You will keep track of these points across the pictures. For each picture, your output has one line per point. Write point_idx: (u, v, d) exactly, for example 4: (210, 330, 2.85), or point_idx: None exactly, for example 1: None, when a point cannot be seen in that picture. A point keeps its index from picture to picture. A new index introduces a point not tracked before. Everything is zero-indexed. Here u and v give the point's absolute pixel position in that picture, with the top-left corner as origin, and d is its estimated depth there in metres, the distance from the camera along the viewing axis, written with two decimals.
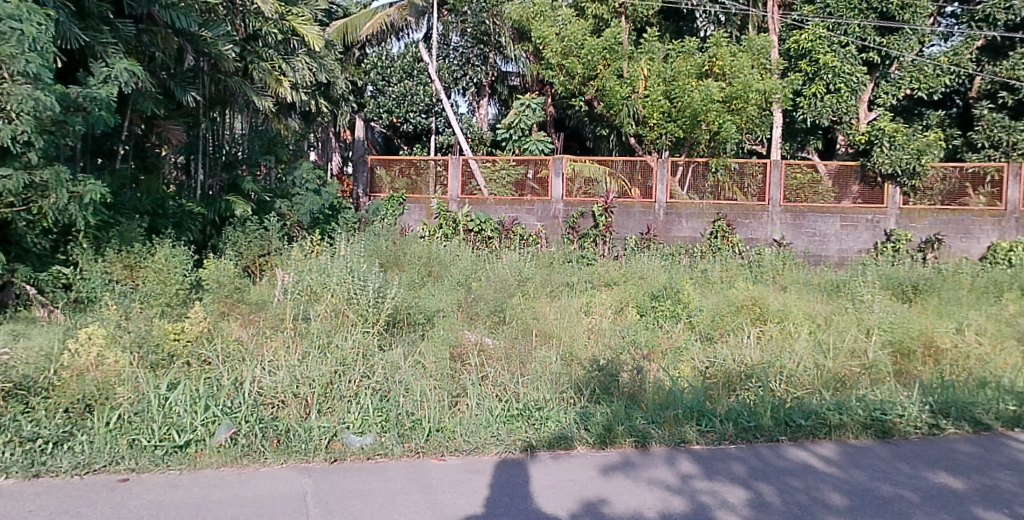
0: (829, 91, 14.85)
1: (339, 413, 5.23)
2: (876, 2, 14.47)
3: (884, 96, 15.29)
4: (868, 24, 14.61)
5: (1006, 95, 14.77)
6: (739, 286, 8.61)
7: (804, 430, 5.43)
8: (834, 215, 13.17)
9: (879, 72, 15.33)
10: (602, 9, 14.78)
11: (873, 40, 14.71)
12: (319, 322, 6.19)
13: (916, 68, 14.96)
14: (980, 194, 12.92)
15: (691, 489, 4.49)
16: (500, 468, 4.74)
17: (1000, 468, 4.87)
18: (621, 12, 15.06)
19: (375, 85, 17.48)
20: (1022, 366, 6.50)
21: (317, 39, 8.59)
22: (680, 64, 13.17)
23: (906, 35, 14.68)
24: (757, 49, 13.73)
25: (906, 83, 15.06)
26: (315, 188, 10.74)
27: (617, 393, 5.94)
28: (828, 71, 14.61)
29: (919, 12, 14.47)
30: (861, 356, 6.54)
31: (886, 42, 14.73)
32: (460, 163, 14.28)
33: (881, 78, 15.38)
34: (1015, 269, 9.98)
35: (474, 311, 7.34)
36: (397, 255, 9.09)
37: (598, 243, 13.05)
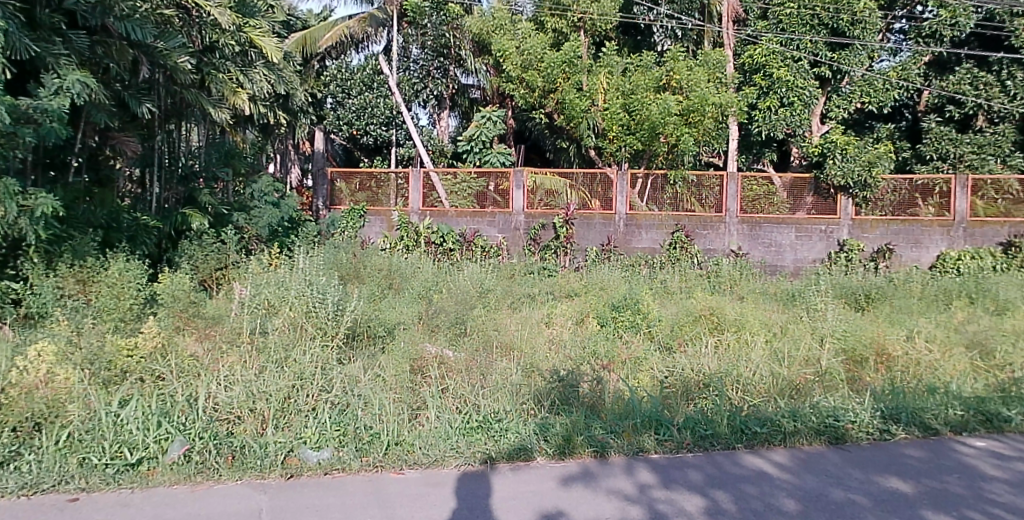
0: (783, 104, 15.10)
1: (296, 428, 5.18)
2: (826, 18, 14.77)
3: (836, 110, 15.68)
4: (819, 40, 14.90)
5: (953, 109, 15.32)
6: (699, 296, 8.72)
7: (760, 438, 5.53)
8: (789, 226, 13.43)
9: (831, 86, 15.75)
10: (561, 22, 14.97)
11: (825, 56, 15.04)
12: (277, 335, 6.10)
13: (866, 83, 15.33)
14: (929, 205, 13.28)
15: (649, 498, 4.53)
16: (460, 481, 4.74)
17: (948, 472, 5.00)
18: (580, 27, 15.14)
19: (335, 97, 17.33)
20: (970, 373, 6.66)
21: (275, 51, 8.60)
22: (638, 78, 13.29)
23: (856, 51, 15.02)
24: (714, 63, 13.98)
25: (856, 97, 15.44)
26: (274, 201, 10.83)
27: (577, 403, 5.98)
28: (782, 85, 14.85)
29: (869, 28, 14.80)
30: (815, 363, 6.68)
31: (837, 57, 15.04)
32: (421, 176, 14.23)
33: (833, 92, 15.78)
34: (968, 277, 10.24)
35: (435, 324, 7.35)
36: (357, 268, 9.04)
37: (559, 255, 13.15)
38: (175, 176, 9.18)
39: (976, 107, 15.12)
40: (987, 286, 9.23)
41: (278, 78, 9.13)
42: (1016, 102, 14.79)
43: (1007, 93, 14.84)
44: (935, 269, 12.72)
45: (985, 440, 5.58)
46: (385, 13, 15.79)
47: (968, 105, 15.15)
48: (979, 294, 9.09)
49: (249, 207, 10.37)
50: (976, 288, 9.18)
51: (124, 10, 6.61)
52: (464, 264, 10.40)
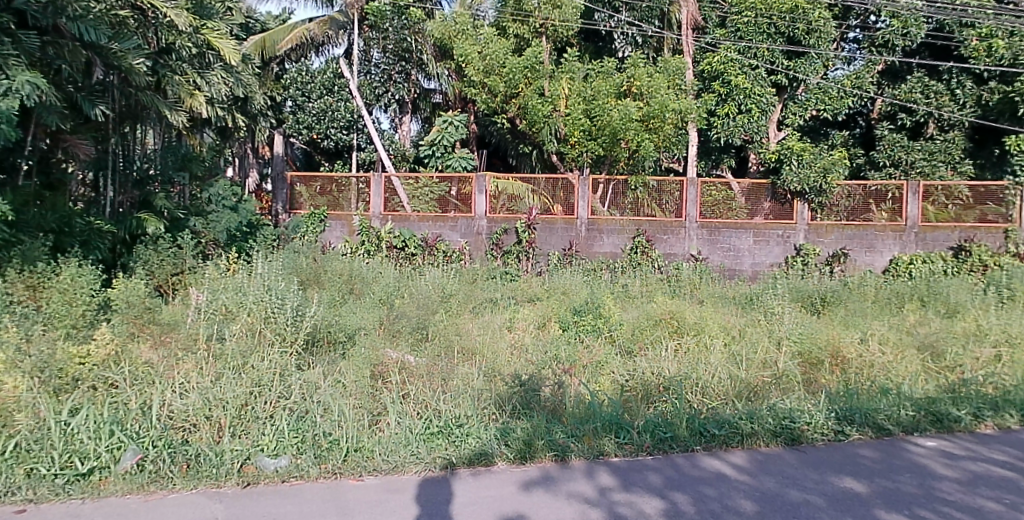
0: (741, 111, 15.27)
1: (253, 436, 5.10)
2: (783, 27, 15.09)
3: (793, 117, 15.99)
4: (776, 48, 15.19)
5: (905, 116, 15.68)
6: (659, 300, 8.80)
7: (718, 440, 5.60)
8: (747, 230, 13.67)
9: (787, 94, 16.05)
10: (523, 28, 14.97)
11: (782, 64, 15.37)
12: (234, 342, 6.02)
13: (822, 90, 15.75)
14: (882, 210, 13.58)
15: (609, 501, 4.55)
16: (421, 487, 4.71)
17: (900, 471, 5.11)
18: (542, 32, 15.16)
19: (295, 100, 17.05)
20: (921, 374, 6.83)
21: (234, 54, 8.35)
22: (600, 84, 13.48)
23: (811, 59, 15.41)
24: (673, 70, 14.14)
25: (812, 105, 15.80)
26: (231, 206, 10.71)
27: (538, 407, 6.00)
28: (740, 92, 15.05)
29: (822, 36, 15.21)
30: (772, 366, 6.78)
31: (793, 66, 15.38)
32: (383, 181, 14.13)
33: (789, 99, 16.11)
34: (918, 281, 10.50)
35: (396, 328, 7.33)
36: (318, 273, 8.96)
37: (521, 259, 13.28)
38: (130, 180, 9.00)
39: (927, 115, 15.51)
40: (938, 290, 9.47)
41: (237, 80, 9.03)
42: (964, 110, 15.23)
43: (956, 101, 15.28)
44: (889, 273, 13.06)
45: (936, 440, 5.72)
46: (346, 17, 16.05)
47: (920, 113, 15.53)
48: (930, 297, 9.34)
49: (207, 212, 10.23)
50: (927, 291, 9.43)
51: (77, 11, 6.48)
52: (426, 268, 10.37)
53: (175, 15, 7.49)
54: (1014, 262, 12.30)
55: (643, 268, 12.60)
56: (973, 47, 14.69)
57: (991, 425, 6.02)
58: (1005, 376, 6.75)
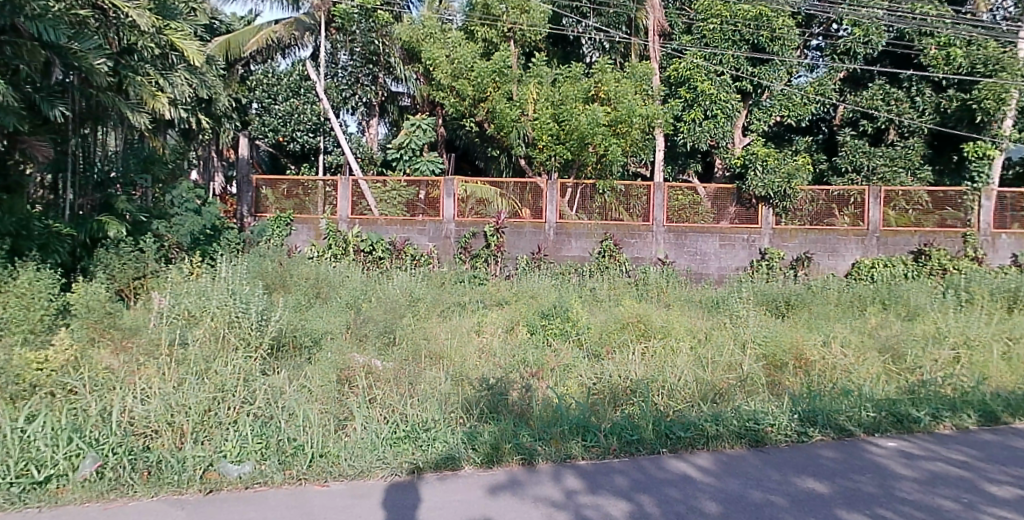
0: (707, 117, 15.52)
1: (216, 442, 5.03)
2: (747, 34, 15.31)
3: (757, 123, 16.11)
4: (741, 55, 15.40)
5: (866, 123, 16.09)
6: (627, 303, 8.86)
7: (683, 442, 5.65)
8: (713, 235, 13.82)
9: (752, 100, 16.23)
10: (491, 32, 14.97)
11: (746, 70, 15.59)
12: (198, 347, 5.94)
13: (786, 97, 15.86)
14: (845, 214, 13.81)
15: (575, 504, 4.57)
16: (388, 492, 4.69)
17: (861, 471, 5.20)
18: (510, 37, 15.20)
19: (260, 103, 17.03)
20: (882, 376, 6.94)
21: (197, 54, 8.18)
22: (568, 89, 13.55)
23: (775, 66, 15.62)
24: (640, 76, 14.28)
25: (776, 111, 15.94)
26: (194, 208, 10.72)
27: (505, 412, 6.00)
28: (706, 98, 15.31)
29: (786, 44, 15.48)
30: (737, 368, 6.89)
31: (757, 72, 15.63)
32: (350, 184, 13.99)
33: (754, 105, 16.24)
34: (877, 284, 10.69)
35: (363, 333, 7.31)
36: (284, 277, 8.89)
37: (490, 263, 13.12)
38: (91, 183, 8.84)
39: (888, 121, 15.94)
40: (898, 293, 9.68)
41: (201, 81, 8.94)
42: (924, 117, 15.61)
43: (915, 108, 15.67)
44: (852, 276, 13.28)
45: (896, 440, 5.83)
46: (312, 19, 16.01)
47: (880, 120, 15.97)
48: (891, 300, 9.54)
49: (169, 215, 10.15)
50: (888, 295, 9.61)
51: (36, 10, 6.36)
52: (394, 272, 10.34)
53: (137, 16, 7.40)
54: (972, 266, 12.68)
55: (610, 271, 12.54)
56: (932, 55, 15.12)
57: (949, 425, 6.13)
58: (963, 378, 6.90)
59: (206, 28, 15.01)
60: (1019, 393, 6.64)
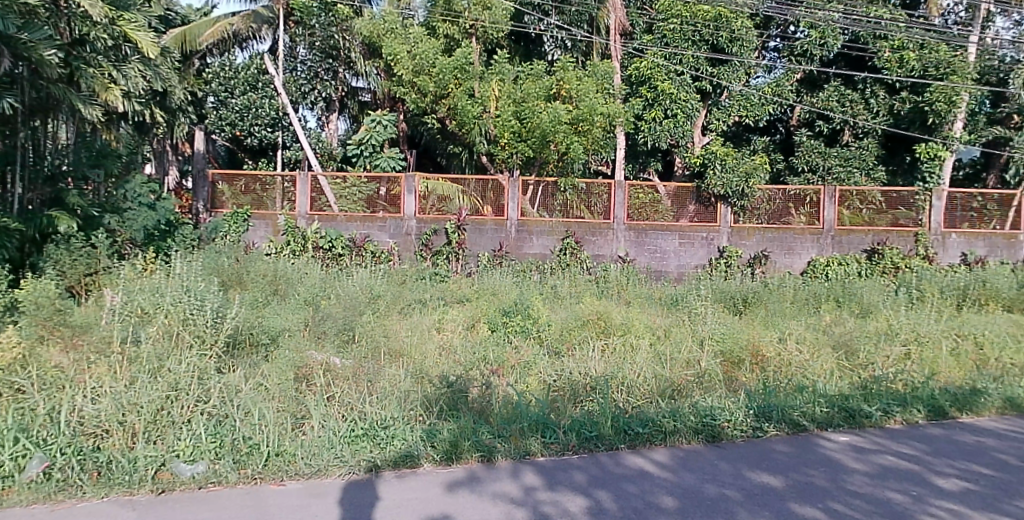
0: (667, 116, 15.67)
1: (169, 441, 4.94)
2: (707, 35, 15.45)
3: (716, 123, 16.37)
4: (700, 55, 15.58)
5: (822, 124, 16.36)
6: (587, 301, 8.92)
7: (641, 438, 5.70)
8: (673, 233, 13.97)
9: (711, 100, 16.41)
10: (453, 28, 14.93)
11: (705, 70, 15.73)
12: (151, 344, 5.82)
13: (744, 98, 16.19)
14: (801, 213, 14.10)
15: (534, 500, 4.58)
16: (345, 491, 4.64)
17: (813, 465, 5.31)
18: (472, 33, 15.20)
19: (216, 96, 16.77)
20: (836, 371, 7.09)
21: (152, 46, 8.06)
22: (529, 86, 13.50)
23: (734, 67, 15.82)
24: (601, 74, 14.37)
25: (734, 111, 16.22)
26: (149, 203, 10.46)
27: (465, 408, 6.00)
28: (666, 97, 15.42)
29: (745, 45, 15.68)
30: (695, 366, 6.99)
31: (716, 72, 15.79)
32: (309, 179, 13.74)
33: (713, 105, 16.42)
34: (832, 282, 10.90)
35: (321, 330, 7.24)
36: (240, 274, 8.78)
37: (452, 260, 13.23)
38: (40, 176, 8.60)
39: (843, 122, 16.23)
40: (853, 291, 9.89)
41: (154, 74, 8.85)
42: (878, 118, 15.98)
43: (870, 110, 16.05)
44: (807, 274, 13.58)
45: (848, 435, 5.95)
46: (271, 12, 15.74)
47: (836, 121, 16.24)
48: (845, 298, 9.74)
49: (121, 210, 9.91)
50: (843, 293, 9.81)
51: None
52: (354, 269, 10.26)
53: (89, 6, 7.23)
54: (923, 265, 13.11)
55: (570, 269, 12.64)
56: (886, 58, 15.47)
57: (900, 419, 6.29)
58: (913, 373, 7.09)
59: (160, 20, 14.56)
60: (965, 387, 6.84)
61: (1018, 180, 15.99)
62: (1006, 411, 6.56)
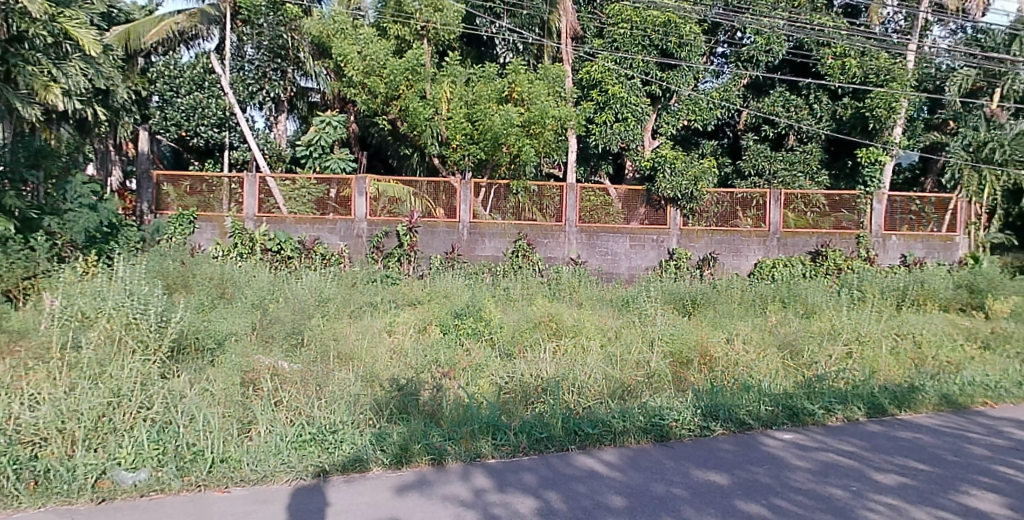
0: (617, 119, 15.76)
1: (110, 448, 4.83)
2: (656, 40, 15.70)
3: (666, 126, 16.54)
4: (650, 60, 15.80)
5: (768, 128, 16.83)
6: (538, 303, 9.01)
7: (591, 438, 5.76)
8: (624, 235, 14.16)
9: (661, 104, 16.67)
10: (404, 30, 14.81)
11: (655, 75, 15.95)
12: (92, 350, 5.67)
13: (693, 102, 16.30)
14: (748, 216, 14.48)
15: (483, 502, 4.57)
16: (292, 496, 4.59)
17: (757, 463, 5.43)
18: (423, 35, 15.08)
19: (161, 95, 16.50)
20: (780, 370, 7.28)
21: (93, 45, 7.94)
22: (481, 89, 13.52)
23: (683, 72, 16.04)
24: (553, 78, 14.47)
25: (683, 115, 16.35)
26: (90, 204, 9.98)
27: (416, 412, 5.97)
28: (616, 101, 15.54)
29: (693, 50, 15.87)
30: (645, 366, 7.11)
31: (665, 77, 15.99)
32: (258, 181, 13.54)
33: (662, 109, 16.62)
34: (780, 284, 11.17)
35: (270, 334, 7.17)
36: (186, 277, 8.65)
37: (403, 263, 13.11)
38: None
39: (788, 127, 16.73)
40: (798, 292, 10.15)
41: (97, 71, 8.60)
42: (821, 124, 16.49)
43: (813, 115, 16.56)
44: (754, 275, 13.98)
45: (791, 433, 6.10)
46: (216, 11, 15.18)
47: (781, 125, 16.73)
48: (790, 299, 9.99)
49: (62, 211, 9.65)
50: (788, 293, 10.08)
51: None
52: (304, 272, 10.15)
53: (26, 1, 7.02)
54: (864, 266, 13.66)
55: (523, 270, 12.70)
56: (829, 64, 15.96)
57: (841, 417, 6.47)
58: (854, 372, 7.31)
59: (103, 17, 14.18)
60: (903, 385, 7.07)
61: (952, 184, 15.99)
62: (942, 407, 6.79)
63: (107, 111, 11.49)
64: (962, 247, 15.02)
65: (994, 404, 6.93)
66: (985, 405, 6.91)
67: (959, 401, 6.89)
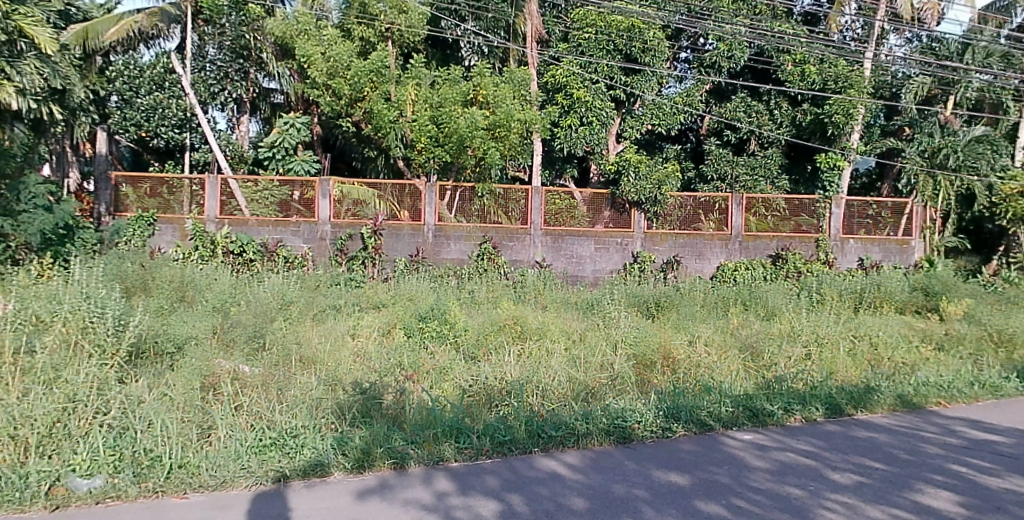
0: (582, 123, 15.89)
1: (64, 455, 4.73)
2: (620, 45, 15.77)
3: (630, 131, 16.71)
4: (614, 64, 15.90)
5: (730, 133, 17.11)
6: (504, 306, 9.06)
7: (554, 441, 5.80)
8: (588, 238, 14.26)
9: (625, 108, 16.73)
10: (368, 32, 14.63)
11: (619, 80, 16.08)
12: (46, 354, 5.56)
13: (657, 107, 16.58)
14: (710, 220, 14.68)
15: (445, 506, 4.57)
16: (253, 502, 4.54)
17: (715, 463, 5.52)
18: (388, 37, 14.97)
19: (120, 95, 16.33)
20: (741, 371, 7.42)
21: (50, 44, 7.72)
22: (446, 91, 13.57)
23: (647, 76, 16.15)
24: (518, 81, 14.39)
25: (647, 119, 16.60)
26: (45, 205, 9.96)
27: (379, 415, 5.97)
28: (581, 105, 15.66)
29: (657, 55, 15.94)
30: (609, 368, 7.20)
31: (630, 81, 16.16)
32: (218, 182, 13.35)
33: (626, 114, 16.78)
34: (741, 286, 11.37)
35: (230, 337, 7.12)
36: (145, 279, 8.56)
37: (367, 265, 13.11)
38: None
39: (750, 132, 17.01)
40: (758, 294, 10.32)
41: (52, 71, 8.51)
42: (781, 129, 16.73)
43: (774, 121, 16.80)
44: (716, 278, 14.22)
45: (751, 433, 6.21)
46: (177, 9, 15.11)
47: (743, 131, 17.01)
48: (751, 301, 10.17)
49: (15, 212, 9.53)
50: (748, 296, 10.25)
51: None
52: (267, 275, 10.03)
53: None
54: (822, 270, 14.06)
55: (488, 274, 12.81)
56: (788, 71, 16.20)
57: (800, 417, 6.59)
58: (812, 373, 7.45)
59: (60, 15, 13.87)
60: (860, 386, 7.23)
61: (909, 189, 16.38)
62: (897, 407, 6.96)
63: (65, 111, 11.26)
64: (918, 250, 15.40)
65: (947, 404, 7.11)
66: (939, 405, 7.09)
67: (914, 401, 7.07)
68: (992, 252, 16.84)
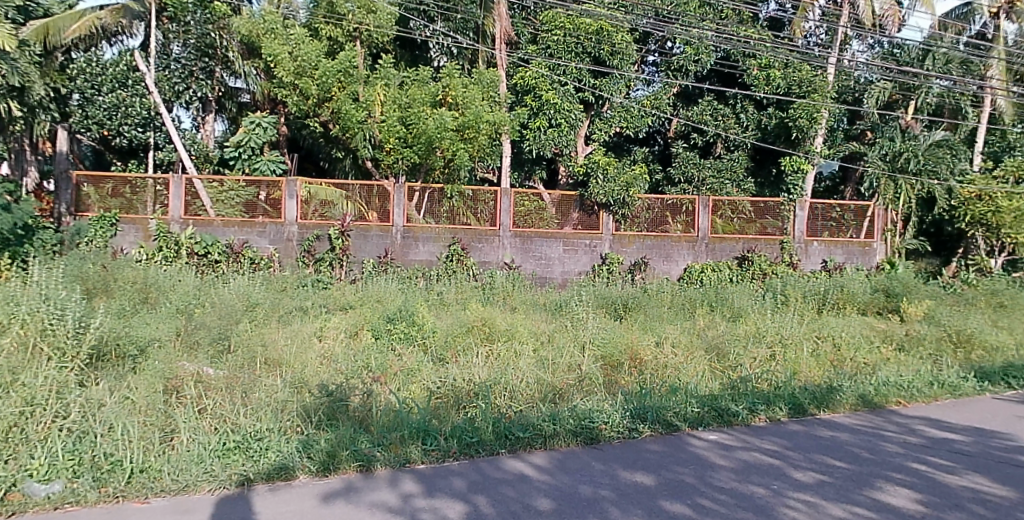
0: (551, 125, 15.94)
1: (21, 459, 4.63)
2: (589, 47, 15.76)
3: (599, 132, 16.82)
4: (583, 67, 15.88)
5: (697, 136, 17.25)
6: (472, 307, 9.08)
7: (522, 442, 5.82)
8: (557, 239, 14.31)
9: (594, 110, 16.81)
10: (336, 31, 14.51)
11: (587, 82, 16.11)
12: (3, 356, 5.45)
13: (624, 109, 16.70)
14: (677, 222, 14.84)
15: (412, 509, 4.57)
16: (217, 506, 4.49)
17: (681, 463, 5.59)
18: (357, 36, 14.81)
19: (82, 93, 15.93)
20: (707, 371, 7.52)
21: (8, 39, 7.59)
22: (415, 92, 13.51)
23: (615, 80, 16.22)
24: (487, 82, 14.42)
25: (615, 122, 16.73)
26: (4, 205, 9.73)
27: (345, 417, 5.95)
28: (550, 107, 15.70)
29: (625, 59, 16.03)
30: (576, 370, 7.26)
31: (599, 84, 16.16)
32: (183, 182, 13.18)
33: (596, 116, 16.83)
34: (709, 287, 11.51)
35: (195, 340, 7.06)
36: (107, 280, 8.44)
37: (335, 267, 13.01)
38: None
39: (716, 135, 17.18)
40: (724, 296, 10.45)
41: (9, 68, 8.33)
42: (747, 133, 16.95)
43: (740, 124, 16.99)
44: (684, 279, 14.38)
45: (716, 433, 6.29)
46: (142, 7, 14.91)
47: (709, 133, 17.15)
48: (717, 303, 10.30)
49: None
50: (715, 298, 10.39)
51: None
52: (232, 276, 9.91)
53: None
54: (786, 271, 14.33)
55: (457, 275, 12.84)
56: (755, 75, 16.39)
57: (764, 417, 6.69)
58: (776, 373, 7.58)
59: (20, 10, 13.63)
60: (823, 386, 7.36)
61: (871, 192, 16.48)
62: (859, 407, 7.09)
63: (26, 107, 11.03)
64: (880, 252, 15.73)
65: (906, 404, 7.26)
66: (899, 404, 7.24)
67: (875, 401, 7.21)
68: (951, 254, 17.57)
